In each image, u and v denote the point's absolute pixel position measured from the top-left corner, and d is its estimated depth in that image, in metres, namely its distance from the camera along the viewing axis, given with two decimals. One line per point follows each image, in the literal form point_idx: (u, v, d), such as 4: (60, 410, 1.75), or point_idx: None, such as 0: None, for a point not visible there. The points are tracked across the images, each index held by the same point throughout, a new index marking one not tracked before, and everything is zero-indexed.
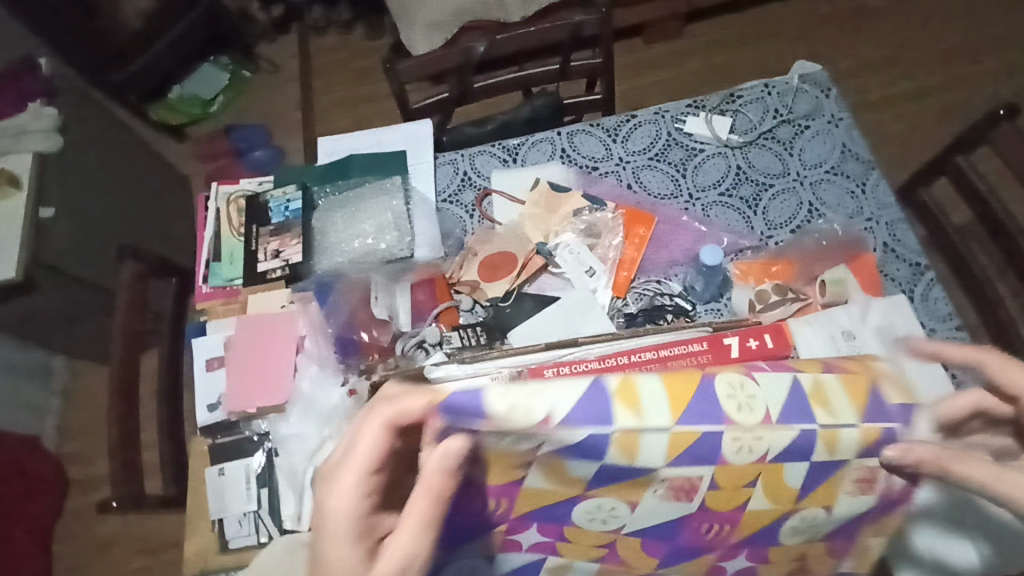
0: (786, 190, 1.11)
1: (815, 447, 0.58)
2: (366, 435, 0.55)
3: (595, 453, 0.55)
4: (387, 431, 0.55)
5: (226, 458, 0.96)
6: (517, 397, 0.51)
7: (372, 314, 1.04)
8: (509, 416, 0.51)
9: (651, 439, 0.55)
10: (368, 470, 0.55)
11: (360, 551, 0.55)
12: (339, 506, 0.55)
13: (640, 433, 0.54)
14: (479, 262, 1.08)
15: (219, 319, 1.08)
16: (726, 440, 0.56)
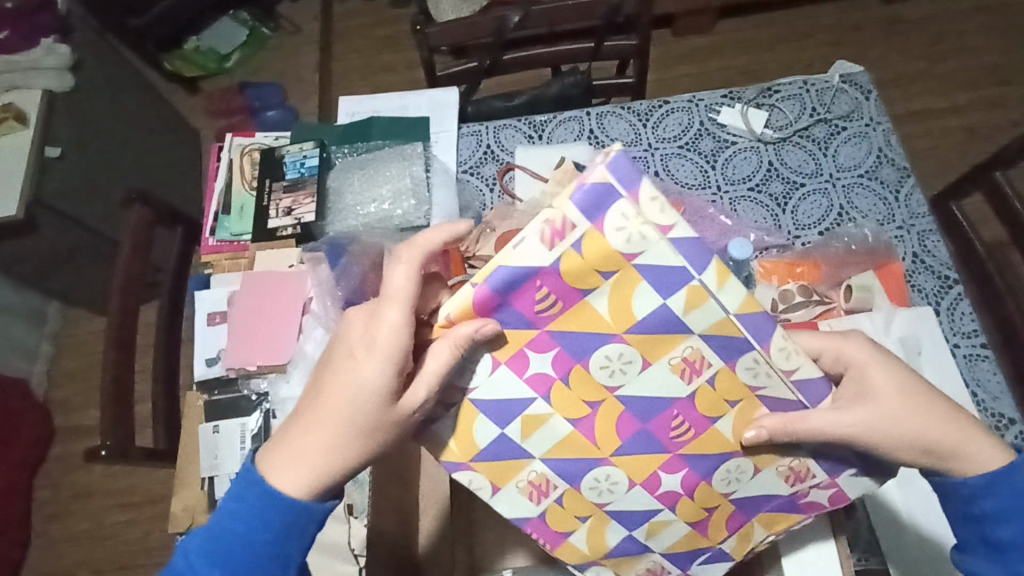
0: (817, 191, 1.07)
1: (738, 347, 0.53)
2: (392, 316, 0.58)
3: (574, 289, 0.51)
4: (422, 272, 0.59)
5: (221, 415, 0.93)
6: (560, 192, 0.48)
7: (384, 282, 0.97)
8: (612, 227, 0.48)
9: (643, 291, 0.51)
10: (410, 303, 0.58)
11: (385, 381, 0.59)
12: (389, 331, 0.58)
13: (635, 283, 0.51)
14: (496, 238, 1.04)
15: (224, 273, 1.05)
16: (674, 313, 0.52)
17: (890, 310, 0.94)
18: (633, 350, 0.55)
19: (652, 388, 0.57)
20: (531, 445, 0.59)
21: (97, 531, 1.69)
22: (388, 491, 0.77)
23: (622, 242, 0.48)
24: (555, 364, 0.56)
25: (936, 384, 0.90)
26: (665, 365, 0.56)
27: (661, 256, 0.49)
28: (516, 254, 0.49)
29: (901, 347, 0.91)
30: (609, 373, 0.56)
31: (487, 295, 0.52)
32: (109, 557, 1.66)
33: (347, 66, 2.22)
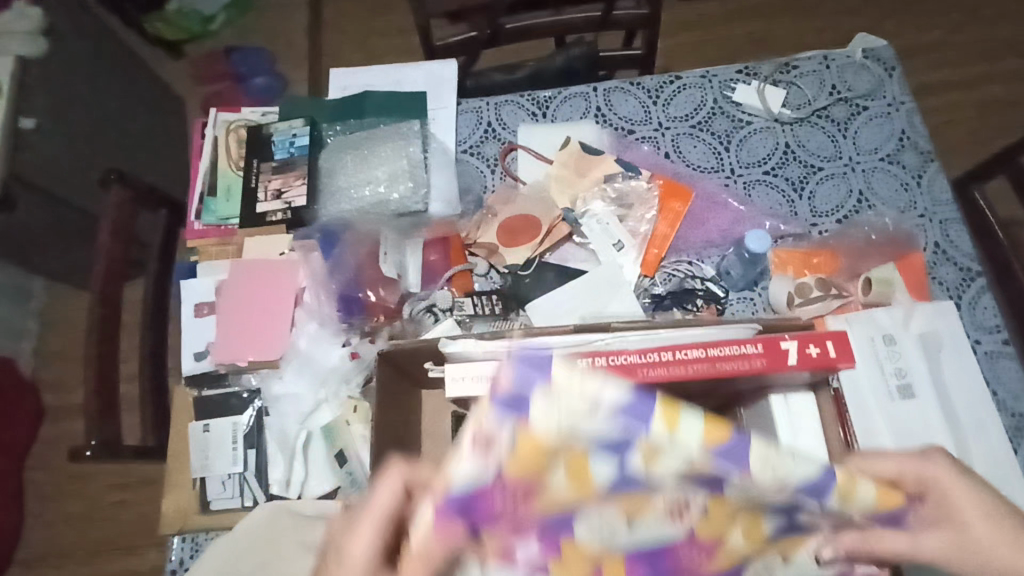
0: (835, 175, 1.02)
1: (724, 478, 0.42)
2: (360, 531, 0.54)
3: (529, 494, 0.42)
4: (401, 492, 0.54)
5: (211, 413, 0.89)
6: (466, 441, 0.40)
7: (380, 273, 0.96)
8: (539, 433, 0.39)
9: (601, 461, 0.41)
10: (385, 522, 0.54)
11: None
12: (356, 550, 0.53)
13: (588, 456, 0.41)
14: (498, 225, 0.99)
15: (212, 261, 0.99)
16: (639, 471, 0.41)
17: (910, 304, 0.90)
18: (618, 517, 0.44)
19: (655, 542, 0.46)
20: None
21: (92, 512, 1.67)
22: None
23: (551, 427, 0.39)
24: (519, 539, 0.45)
25: (957, 381, 0.86)
26: (655, 519, 0.45)
27: (597, 413, 0.40)
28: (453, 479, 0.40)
29: (920, 344, 0.88)
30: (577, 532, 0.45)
31: (448, 521, 0.42)
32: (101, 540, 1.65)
33: (337, 31, 2.11)
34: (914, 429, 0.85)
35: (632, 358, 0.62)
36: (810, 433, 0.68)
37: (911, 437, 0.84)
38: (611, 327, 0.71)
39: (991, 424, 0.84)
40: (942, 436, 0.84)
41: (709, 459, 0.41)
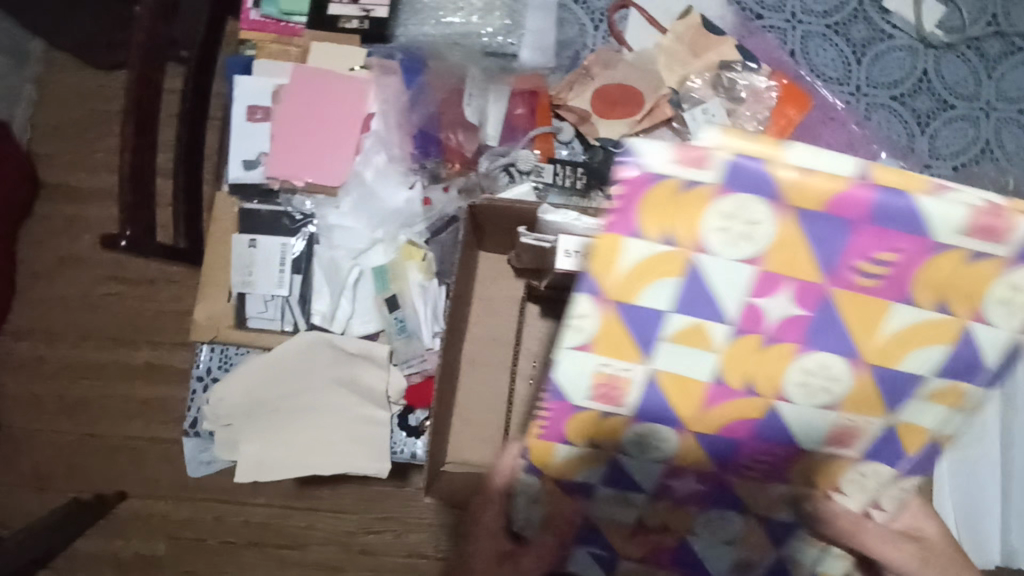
0: (965, 118, 0.93)
1: (845, 319, 0.36)
2: None
3: (693, 303, 0.36)
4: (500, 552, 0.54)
5: (258, 229, 0.82)
6: (681, 361, 0.39)
7: (461, 116, 0.86)
8: (728, 298, 0.36)
9: (660, 293, 0.36)
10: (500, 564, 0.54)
11: None
12: None
13: (677, 273, 0.35)
14: (594, 89, 0.89)
15: (271, 61, 0.87)
16: (714, 238, 0.34)
17: None
18: (755, 273, 0.35)
19: (727, 282, 0.35)
20: (668, 354, 0.38)
21: (43, 306, 1.20)
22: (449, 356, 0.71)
23: (721, 283, 0.35)
24: (800, 299, 0.36)
25: None
26: (765, 271, 0.35)
27: (725, 280, 0.35)
28: (570, 393, 0.40)
29: None
30: (808, 394, 0.40)
31: (564, 409, 0.41)
32: (85, 330, 1.19)
33: None
34: None
35: None
36: None
37: None
38: None
39: None
40: (992, 406, 0.83)
41: (802, 249, 0.34)
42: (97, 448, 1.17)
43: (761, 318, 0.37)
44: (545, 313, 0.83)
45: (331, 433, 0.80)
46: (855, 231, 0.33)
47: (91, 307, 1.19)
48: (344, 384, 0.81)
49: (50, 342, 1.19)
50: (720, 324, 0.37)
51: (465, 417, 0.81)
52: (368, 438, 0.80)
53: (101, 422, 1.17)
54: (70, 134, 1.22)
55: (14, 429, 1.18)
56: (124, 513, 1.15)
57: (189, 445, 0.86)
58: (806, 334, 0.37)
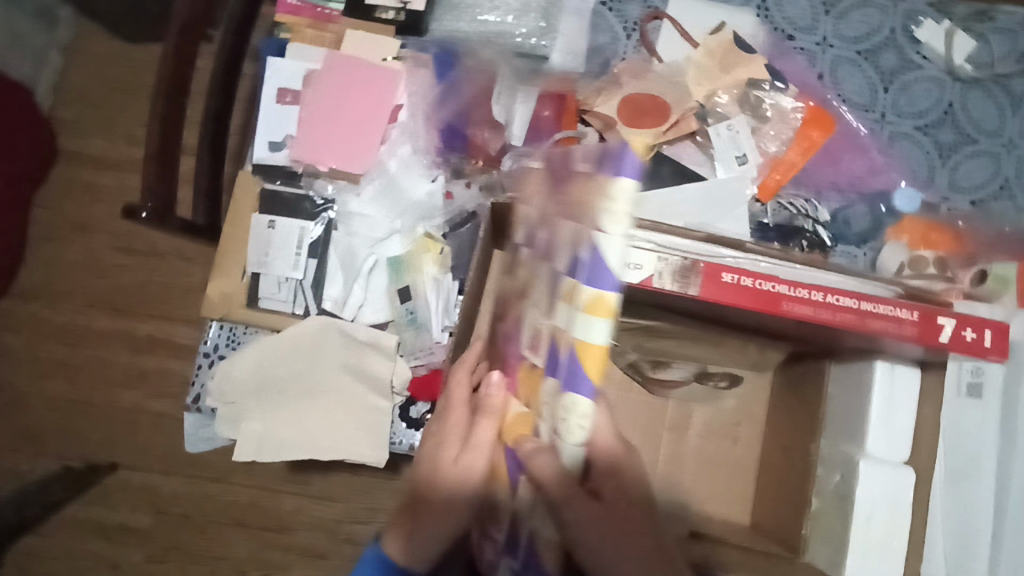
0: (987, 153, 0.93)
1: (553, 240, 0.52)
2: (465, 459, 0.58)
3: (524, 235, 0.62)
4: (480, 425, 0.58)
5: (279, 210, 0.82)
6: (516, 271, 0.63)
7: (490, 114, 0.86)
8: (534, 231, 0.60)
9: (519, 227, 0.64)
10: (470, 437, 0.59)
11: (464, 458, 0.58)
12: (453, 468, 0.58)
13: (525, 214, 0.64)
14: (622, 97, 0.89)
15: (304, 45, 0.87)
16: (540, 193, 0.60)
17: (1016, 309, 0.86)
18: (542, 209, 0.58)
19: (533, 223, 0.60)
20: (514, 273, 0.64)
21: (47, 270, 1.20)
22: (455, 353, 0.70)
23: (533, 216, 0.61)
24: (546, 235, 0.55)
25: None
26: (543, 216, 0.57)
27: (533, 218, 0.60)
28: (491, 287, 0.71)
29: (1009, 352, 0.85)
30: (534, 305, 0.54)
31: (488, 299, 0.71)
32: (90, 297, 1.19)
33: None
34: (969, 433, 0.85)
35: (779, 287, 0.56)
36: (903, 409, 0.67)
37: (959, 433, 0.86)
38: (745, 246, 0.66)
39: None
40: (991, 446, 0.85)
41: (552, 195, 0.55)
42: (93, 414, 1.17)
43: (539, 245, 0.57)
44: None
45: (334, 416, 0.81)
46: (566, 181, 0.52)
47: (101, 274, 1.20)
48: (343, 371, 0.81)
49: (53, 304, 1.19)
50: (528, 248, 0.60)
51: None
52: (372, 424, 0.81)
53: (96, 389, 1.17)
54: (94, 102, 1.23)
55: (12, 390, 1.18)
56: (111, 482, 1.16)
57: (190, 420, 0.86)
58: (542, 260, 0.54)
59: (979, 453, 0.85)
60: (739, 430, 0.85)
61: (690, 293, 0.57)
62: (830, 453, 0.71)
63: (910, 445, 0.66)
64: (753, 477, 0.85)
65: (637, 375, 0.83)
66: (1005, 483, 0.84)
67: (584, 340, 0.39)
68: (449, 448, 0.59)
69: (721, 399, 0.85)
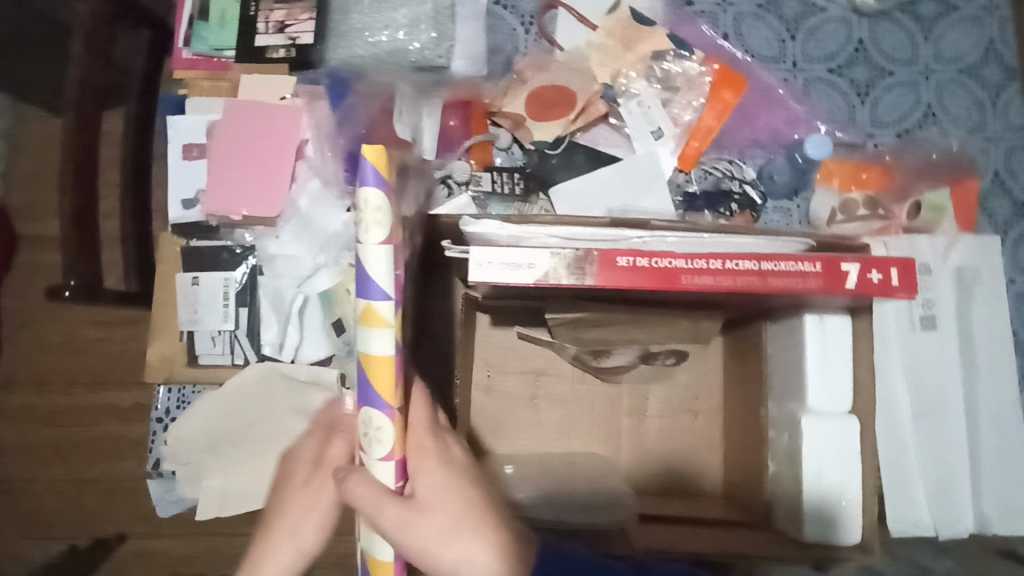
0: (905, 83, 0.92)
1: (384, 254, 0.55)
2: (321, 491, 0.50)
3: None
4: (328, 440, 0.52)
5: (201, 265, 0.83)
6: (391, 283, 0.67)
7: (393, 133, 0.86)
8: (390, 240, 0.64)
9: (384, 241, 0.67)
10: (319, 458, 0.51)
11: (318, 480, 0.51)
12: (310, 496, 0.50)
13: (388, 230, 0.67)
14: (528, 94, 0.88)
15: (203, 97, 0.87)
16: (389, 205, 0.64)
17: (955, 236, 0.85)
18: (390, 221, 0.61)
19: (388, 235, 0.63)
20: None
21: (24, 354, 1.16)
22: None
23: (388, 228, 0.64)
24: None
25: (984, 323, 0.84)
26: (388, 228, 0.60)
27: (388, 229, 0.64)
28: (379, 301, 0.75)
29: (956, 278, 0.84)
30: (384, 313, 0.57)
31: None
32: (72, 375, 1.16)
33: None
34: (929, 367, 0.83)
35: (676, 262, 0.56)
36: (839, 357, 0.66)
37: (922, 372, 0.83)
38: (649, 224, 0.67)
39: (1001, 374, 0.83)
40: (953, 374, 0.83)
41: None
42: (93, 491, 1.13)
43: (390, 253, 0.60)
44: (496, 321, 0.85)
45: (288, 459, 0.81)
46: None
47: (77, 351, 1.16)
48: (282, 417, 0.82)
49: (41, 391, 1.16)
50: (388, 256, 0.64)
51: None
52: None
53: (95, 465, 1.13)
54: (19, 183, 1.19)
55: (7, 481, 1.14)
56: (125, 553, 1.12)
57: (155, 487, 0.86)
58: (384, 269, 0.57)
59: (942, 387, 0.83)
60: (697, 404, 0.84)
61: (588, 282, 0.56)
62: (779, 413, 0.71)
63: (852, 393, 0.66)
64: (721, 447, 0.84)
65: (585, 366, 0.83)
66: (972, 410, 0.83)
67: (368, 352, 0.43)
68: (298, 473, 0.52)
69: (675, 375, 0.84)
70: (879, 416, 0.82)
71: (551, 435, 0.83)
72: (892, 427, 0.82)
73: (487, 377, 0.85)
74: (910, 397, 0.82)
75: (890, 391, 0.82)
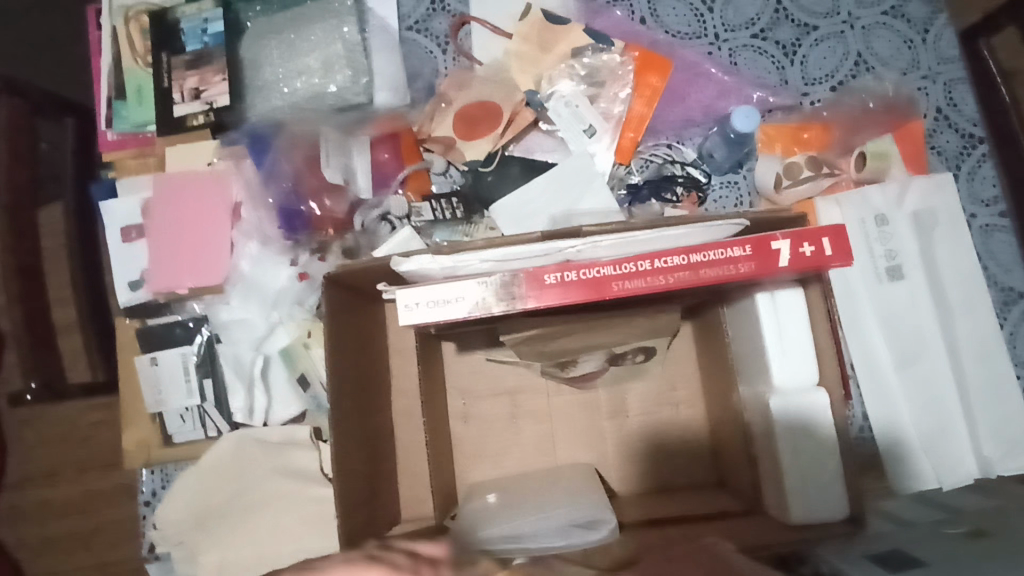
0: (831, 35, 0.90)
1: None
2: None
3: None
4: None
5: (158, 345, 0.83)
6: None
7: (323, 179, 0.85)
8: None
9: None
10: None
11: None
12: None
13: None
14: (454, 114, 0.88)
15: (132, 177, 0.88)
16: None
17: (906, 179, 0.83)
18: None
19: None
20: None
21: (29, 450, 1.15)
22: (354, 429, 0.68)
23: None
24: None
25: (950, 259, 0.82)
26: None
27: None
28: None
29: (914, 222, 0.81)
30: None
31: None
32: (80, 461, 1.14)
33: None
34: (903, 313, 0.80)
35: (604, 270, 0.55)
36: (797, 330, 0.64)
37: (897, 319, 0.80)
38: (581, 231, 0.65)
39: (977, 306, 0.81)
40: (929, 315, 0.80)
41: None
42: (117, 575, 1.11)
43: None
44: (461, 349, 0.84)
45: (281, 520, 0.79)
46: None
47: (82, 439, 1.14)
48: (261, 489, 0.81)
49: (51, 483, 1.14)
50: None
51: (412, 474, 0.79)
52: (322, 515, 0.79)
53: (109, 549, 1.12)
54: None
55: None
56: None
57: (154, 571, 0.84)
58: None
59: (919, 329, 0.80)
60: (677, 395, 0.82)
61: (519, 305, 0.56)
62: (751, 397, 0.69)
63: (817, 365, 0.64)
64: (710, 433, 0.82)
65: (556, 377, 0.81)
66: (955, 350, 0.80)
67: None
68: None
69: (648, 370, 0.82)
70: (858, 369, 0.80)
71: (536, 452, 0.82)
72: (875, 380, 0.80)
73: (463, 405, 0.83)
74: (889, 346, 0.80)
75: (864, 345, 0.80)
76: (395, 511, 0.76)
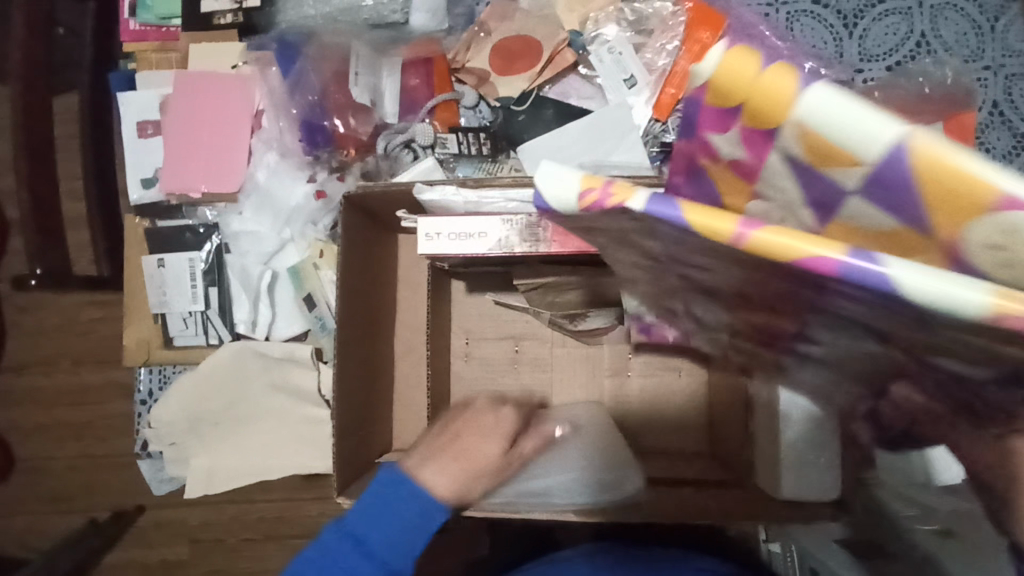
0: (896, 11, 0.85)
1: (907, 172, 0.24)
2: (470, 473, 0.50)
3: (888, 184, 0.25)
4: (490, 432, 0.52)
5: (166, 247, 0.82)
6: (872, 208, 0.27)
7: (350, 97, 0.82)
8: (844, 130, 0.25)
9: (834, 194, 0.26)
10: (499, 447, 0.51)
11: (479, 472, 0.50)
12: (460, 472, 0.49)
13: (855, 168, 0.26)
14: (492, 46, 0.84)
15: (152, 71, 0.85)
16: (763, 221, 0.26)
17: None
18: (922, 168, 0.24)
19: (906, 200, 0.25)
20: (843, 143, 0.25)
21: (30, 337, 1.16)
22: (357, 356, 0.67)
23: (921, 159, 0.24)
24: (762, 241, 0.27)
25: None
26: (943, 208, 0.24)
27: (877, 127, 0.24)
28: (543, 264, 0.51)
29: None
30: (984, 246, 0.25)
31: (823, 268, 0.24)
32: (77, 354, 1.14)
33: None
34: None
35: None
36: None
37: None
38: None
39: None
40: None
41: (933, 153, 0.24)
42: (111, 468, 1.13)
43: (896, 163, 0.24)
44: (470, 289, 0.83)
45: (273, 436, 0.81)
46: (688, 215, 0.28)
47: (81, 332, 1.14)
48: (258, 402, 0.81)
49: (51, 371, 1.15)
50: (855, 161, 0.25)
51: (405, 405, 0.79)
52: (314, 436, 0.81)
53: (104, 443, 1.13)
54: None
55: (29, 460, 1.15)
56: (145, 523, 1.13)
57: (145, 466, 0.86)
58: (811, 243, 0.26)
59: None
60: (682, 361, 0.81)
61: (542, 248, 0.55)
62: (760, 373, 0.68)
63: None
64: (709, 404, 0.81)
65: (564, 330, 0.80)
66: None
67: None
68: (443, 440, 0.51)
69: None
70: None
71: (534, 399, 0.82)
72: None
73: (466, 345, 0.83)
74: None
75: None
76: (388, 439, 0.77)
